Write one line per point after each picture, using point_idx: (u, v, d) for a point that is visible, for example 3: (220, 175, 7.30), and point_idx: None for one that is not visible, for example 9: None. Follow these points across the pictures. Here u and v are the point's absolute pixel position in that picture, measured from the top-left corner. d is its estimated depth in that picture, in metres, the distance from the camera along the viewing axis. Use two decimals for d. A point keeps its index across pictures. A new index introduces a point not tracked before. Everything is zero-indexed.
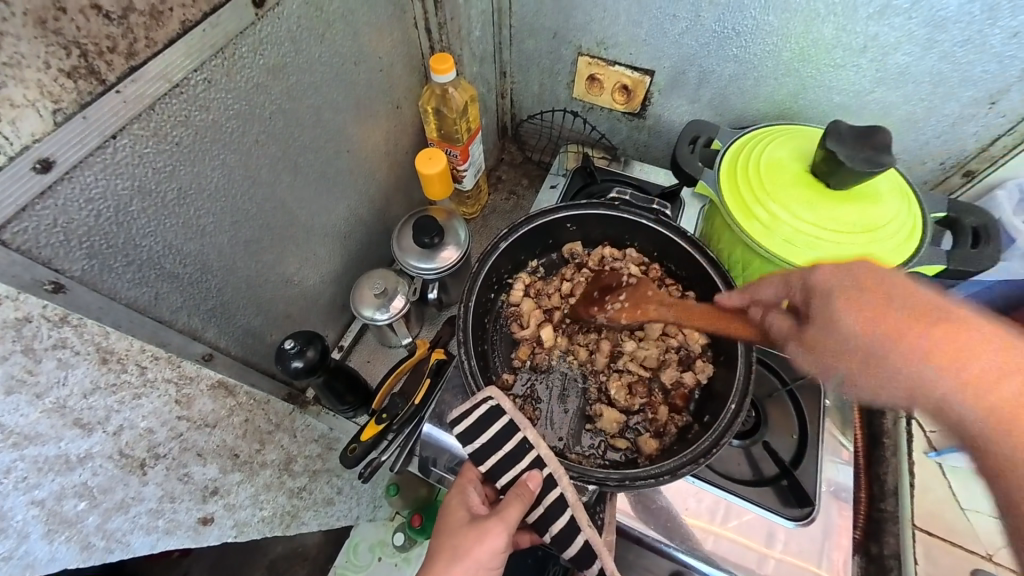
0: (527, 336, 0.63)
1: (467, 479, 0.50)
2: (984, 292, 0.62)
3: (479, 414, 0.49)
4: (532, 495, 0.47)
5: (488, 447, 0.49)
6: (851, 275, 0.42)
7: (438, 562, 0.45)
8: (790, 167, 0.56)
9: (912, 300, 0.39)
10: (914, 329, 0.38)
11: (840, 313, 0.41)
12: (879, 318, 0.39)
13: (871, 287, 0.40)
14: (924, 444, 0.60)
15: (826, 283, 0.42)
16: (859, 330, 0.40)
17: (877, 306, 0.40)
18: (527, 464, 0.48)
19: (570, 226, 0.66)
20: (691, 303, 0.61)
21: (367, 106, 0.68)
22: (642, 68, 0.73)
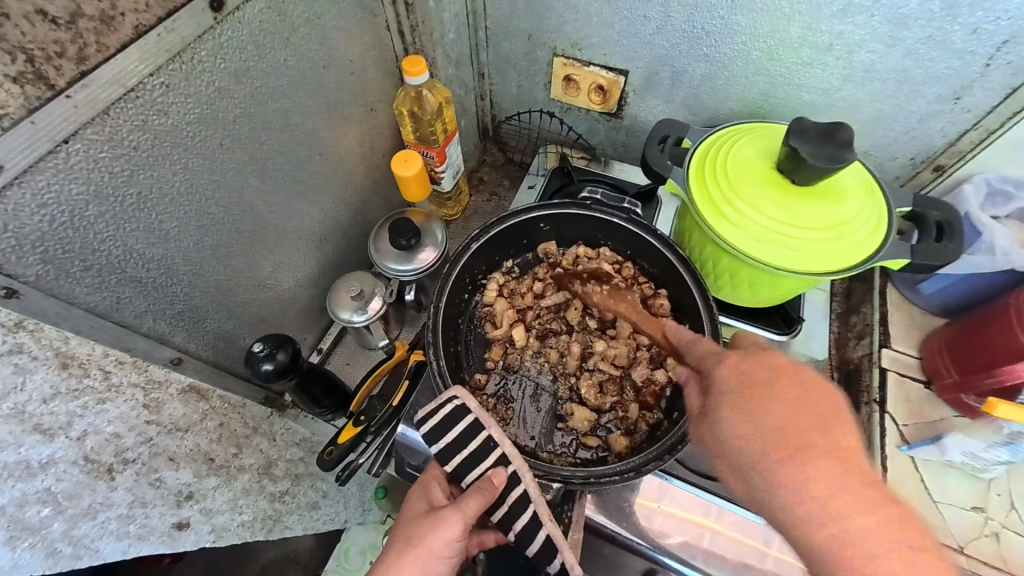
0: (500, 336, 0.63)
1: (431, 475, 0.50)
2: (950, 288, 0.61)
3: (445, 412, 0.49)
4: (495, 492, 0.47)
5: (453, 446, 0.49)
6: (767, 368, 0.43)
7: (393, 551, 0.46)
8: (758, 166, 0.56)
9: (798, 434, 0.39)
10: (808, 444, 0.38)
11: (724, 416, 0.42)
12: (781, 436, 0.39)
13: (753, 398, 0.41)
14: (896, 437, 0.58)
15: (736, 375, 0.43)
16: (760, 431, 0.40)
17: (777, 413, 0.40)
18: (492, 462, 0.48)
19: (543, 226, 0.65)
20: (663, 299, 0.61)
21: (339, 109, 0.68)
22: (616, 68, 0.73)
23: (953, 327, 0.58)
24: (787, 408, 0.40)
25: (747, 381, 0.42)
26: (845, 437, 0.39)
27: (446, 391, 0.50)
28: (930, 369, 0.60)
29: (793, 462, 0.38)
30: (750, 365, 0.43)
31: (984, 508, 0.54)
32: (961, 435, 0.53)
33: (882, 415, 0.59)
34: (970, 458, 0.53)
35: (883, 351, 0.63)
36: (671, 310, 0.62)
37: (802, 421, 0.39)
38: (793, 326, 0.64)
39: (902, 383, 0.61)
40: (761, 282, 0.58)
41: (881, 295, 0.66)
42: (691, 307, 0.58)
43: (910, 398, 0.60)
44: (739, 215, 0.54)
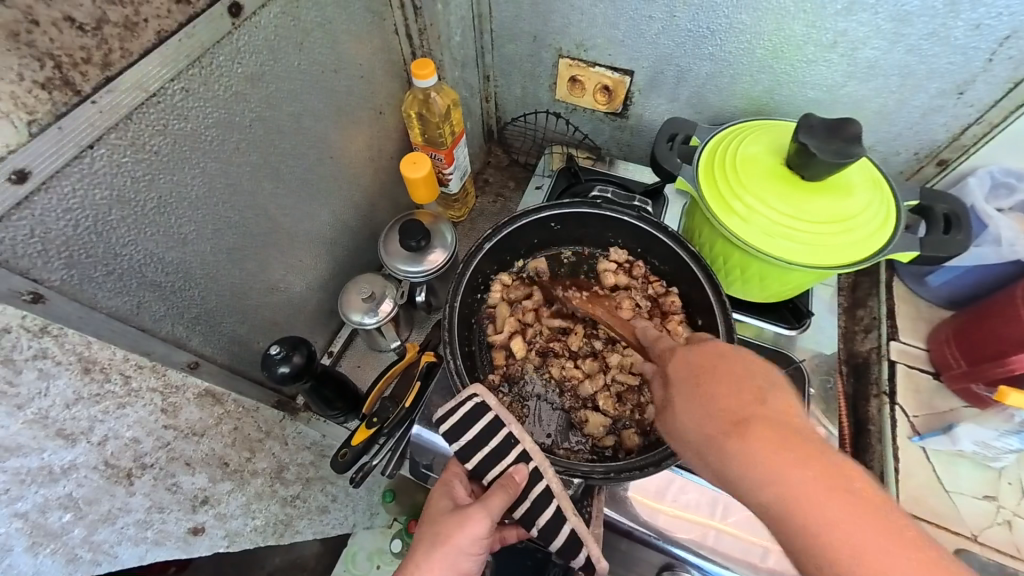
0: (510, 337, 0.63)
1: (453, 473, 0.51)
2: (956, 280, 0.62)
3: (464, 411, 0.49)
4: (517, 488, 0.47)
5: (474, 444, 0.49)
6: (712, 356, 0.41)
7: (420, 551, 0.46)
8: (765, 161, 0.57)
9: (749, 407, 0.36)
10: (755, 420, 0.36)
11: (675, 396, 0.40)
12: (734, 415, 0.36)
13: (702, 370, 0.40)
14: (907, 429, 0.58)
15: (685, 368, 0.42)
16: (707, 417, 0.37)
17: (721, 394, 0.38)
18: (513, 459, 0.49)
19: (554, 226, 0.66)
20: (675, 297, 0.61)
21: (349, 113, 0.68)
22: (622, 68, 0.74)
23: (960, 319, 0.58)
24: (735, 387, 0.38)
25: (694, 369, 0.41)
26: (790, 411, 0.36)
27: (464, 390, 0.50)
28: (938, 361, 0.60)
29: (744, 444, 0.35)
30: (699, 355, 0.42)
31: (996, 497, 0.54)
32: (971, 424, 0.53)
33: (893, 407, 0.60)
34: (982, 447, 0.53)
35: (891, 343, 0.64)
36: (683, 307, 0.62)
37: (748, 402, 0.37)
38: (802, 319, 0.65)
39: (910, 374, 0.62)
40: (771, 277, 0.59)
41: (887, 288, 0.67)
42: (703, 302, 0.58)
43: (919, 390, 0.60)
44: (749, 210, 0.55)
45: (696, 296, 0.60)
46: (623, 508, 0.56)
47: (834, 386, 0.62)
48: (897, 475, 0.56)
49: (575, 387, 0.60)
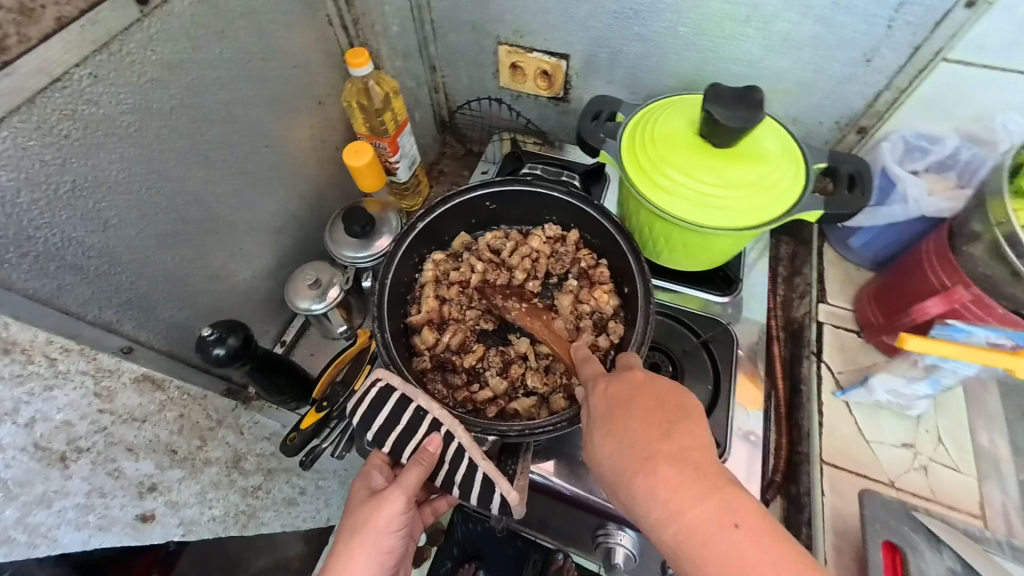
0: (440, 313, 0.61)
1: (372, 463, 0.52)
2: (875, 241, 0.63)
3: (378, 391, 0.51)
4: (432, 459, 0.49)
5: (389, 424, 0.50)
6: (628, 387, 0.45)
7: (345, 539, 0.49)
8: (682, 135, 0.57)
9: (650, 441, 0.41)
10: (648, 439, 0.41)
11: (594, 433, 0.44)
12: (638, 447, 0.41)
13: (616, 403, 0.44)
14: (832, 385, 0.59)
15: (603, 402, 0.45)
16: (620, 448, 0.42)
17: (632, 426, 0.42)
18: (426, 431, 0.50)
19: (489, 205, 0.65)
20: (602, 267, 0.61)
21: (286, 102, 0.70)
22: (558, 52, 0.76)
23: (878, 278, 0.59)
24: (642, 417, 0.43)
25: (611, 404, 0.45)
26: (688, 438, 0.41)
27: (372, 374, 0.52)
28: (863, 319, 0.61)
29: (644, 472, 0.40)
30: (617, 389, 0.45)
31: (915, 444, 0.55)
32: (885, 374, 0.53)
33: (820, 364, 0.61)
34: (895, 396, 0.54)
35: (820, 306, 0.65)
36: (610, 277, 0.62)
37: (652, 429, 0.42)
38: (733, 286, 0.65)
39: (838, 334, 0.63)
40: (695, 245, 0.59)
41: (819, 254, 0.68)
42: (626, 269, 0.58)
43: (844, 347, 0.61)
44: (671, 182, 0.55)
45: (620, 262, 0.60)
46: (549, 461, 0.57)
47: (763, 347, 0.63)
48: (820, 428, 0.56)
49: (506, 356, 0.59)
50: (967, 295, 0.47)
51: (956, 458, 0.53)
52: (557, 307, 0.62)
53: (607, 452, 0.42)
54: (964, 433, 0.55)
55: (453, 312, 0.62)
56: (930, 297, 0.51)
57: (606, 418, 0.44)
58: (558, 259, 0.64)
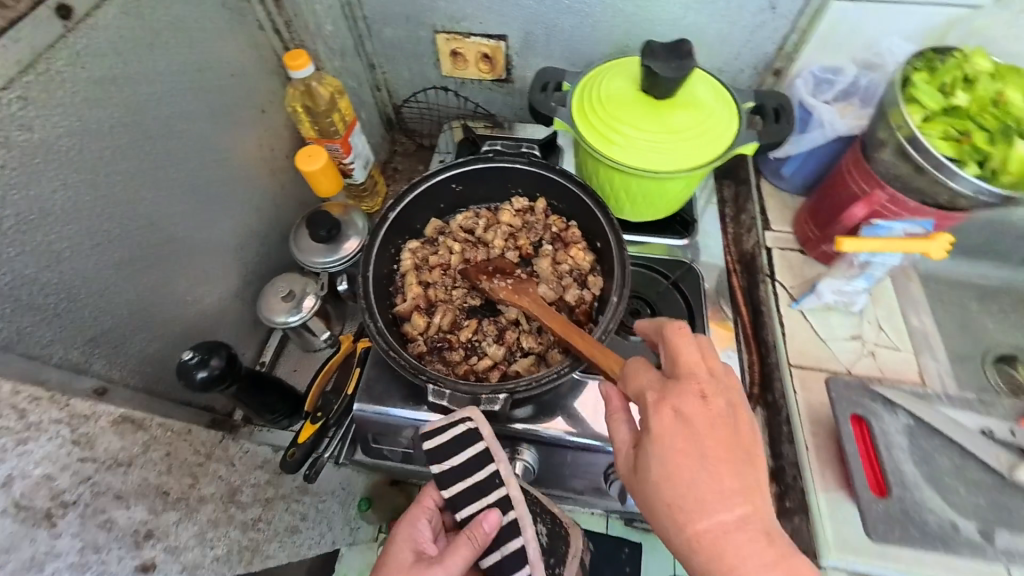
0: (425, 297, 0.60)
1: (421, 509, 0.54)
2: (802, 168, 0.70)
3: (457, 435, 0.50)
4: (483, 539, 0.49)
5: (458, 472, 0.51)
6: (699, 430, 0.40)
7: None
8: (626, 94, 0.61)
9: (719, 498, 0.39)
10: (715, 493, 0.39)
11: (650, 468, 0.41)
12: (702, 503, 0.39)
13: (684, 446, 0.40)
14: (787, 298, 0.63)
15: (667, 436, 0.40)
16: (682, 497, 0.39)
17: (699, 479, 0.39)
18: (492, 501, 0.51)
19: (455, 187, 0.66)
20: (573, 227, 0.63)
21: (228, 113, 0.67)
22: (495, 34, 0.78)
23: (811, 198, 0.66)
24: (710, 469, 0.39)
25: (677, 445, 0.40)
26: (754, 496, 0.39)
27: (457, 414, 0.51)
28: (802, 238, 0.67)
29: (706, 528, 0.38)
30: (684, 431, 0.40)
31: (862, 334, 0.60)
32: (829, 278, 0.60)
33: (773, 284, 0.65)
34: (840, 295, 0.60)
35: (766, 235, 0.70)
36: (581, 235, 0.63)
37: (720, 483, 0.39)
38: (690, 229, 0.69)
39: (784, 255, 0.68)
40: (655, 194, 0.63)
41: (756, 188, 0.74)
42: (595, 223, 0.60)
43: (792, 264, 0.67)
44: (625, 138, 0.58)
45: (588, 219, 0.61)
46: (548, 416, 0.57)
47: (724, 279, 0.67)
48: (784, 336, 0.60)
49: (498, 325, 0.59)
50: (884, 196, 0.53)
51: (896, 340, 0.59)
52: (538, 271, 0.63)
53: (665, 493, 0.40)
54: (898, 317, 0.61)
55: (439, 293, 0.61)
56: (853, 203, 0.56)
57: (671, 459, 0.40)
58: (530, 229, 0.65)
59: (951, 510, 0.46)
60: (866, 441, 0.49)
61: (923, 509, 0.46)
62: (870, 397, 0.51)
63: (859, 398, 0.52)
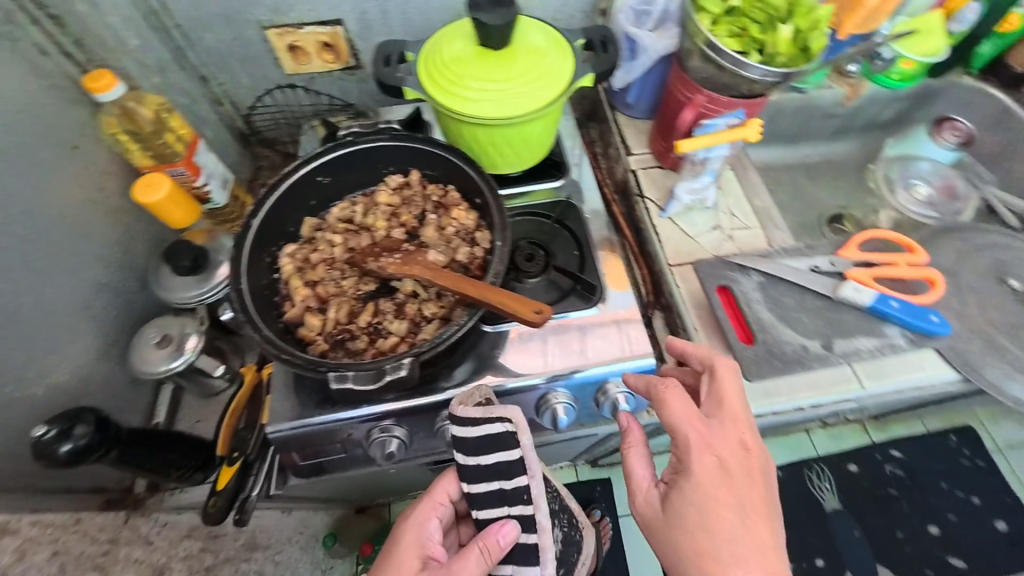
0: (313, 299, 0.52)
1: (433, 503, 0.56)
2: (642, 94, 0.75)
3: (497, 433, 0.48)
4: (495, 553, 0.49)
5: (481, 471, 0.50)
6: (735, 479, 0.44)
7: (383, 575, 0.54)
8: (469, 50, 0.59)
9: (747, 542, 0.43)
10: (743, 532, 0.43)
11: (685, 510, 0.44)
12: (732, 546, 0.42)
13: (724, 490, 0.44)
14: (655, 209, 0.68)
15: (707, 483, 0.44)
16: (714, 540, 0.43)
17: (730, 522, 0.43)
18: (509, 512, 0.50)
19: (322, 179, 0.57)
20: (451, 188, 0.57)
21: (28, 155, 0.57)
22: (329, 20, 0.75)
23: (657, 117, 0.70)
24: (741, 515, 0.43)
25: (716, 489, 0.44)
26: (771, 537, 0.44)
27: (498, 411, 0.48)
28: (658, 154, 0.72)
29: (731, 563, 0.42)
30: (721, 481, 0.44)
31: (719, 224, 0.66)
32: (682, 181, 0.64)
33: (645, 202, 0.69)
34: (694, 193, 0.65)
35: (631, 159, 0.74)
36: (461, 196, 0.57)
37: (748, 527, 0.43)
38: (562, 167, 0.69)
39: (648, 172, 0.72)
40: (523, 140, 0.63)
41: (614, 121, 0.78)
42: (469, 177, 0.55)
43: (654, 179, 0.71)
44: (481, 92, 0.57)
45: (460, 173, 0.56)
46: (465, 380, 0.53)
47: (593, 196, 0.67)
48: (661, 244, 0.64)
49: (395, 301, 0.51)
50: (704, 98, 0.59)
51: (745, 221, 0.67)
52: (424, 241, 0.55)
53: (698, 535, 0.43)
54: (743, 202, 0.69)
55: (327, 288, 0.52)
56: (682, 110, 0.62)
57: (709, 502, 0.44)
58: (410, 203, 0.58)
59: (800, 335, 0.53)
60: (731, 304, 0.57)
61: (781, 342, 0.53)
62: (728, 268, 0.58)
63: (721, 271, 0.58)
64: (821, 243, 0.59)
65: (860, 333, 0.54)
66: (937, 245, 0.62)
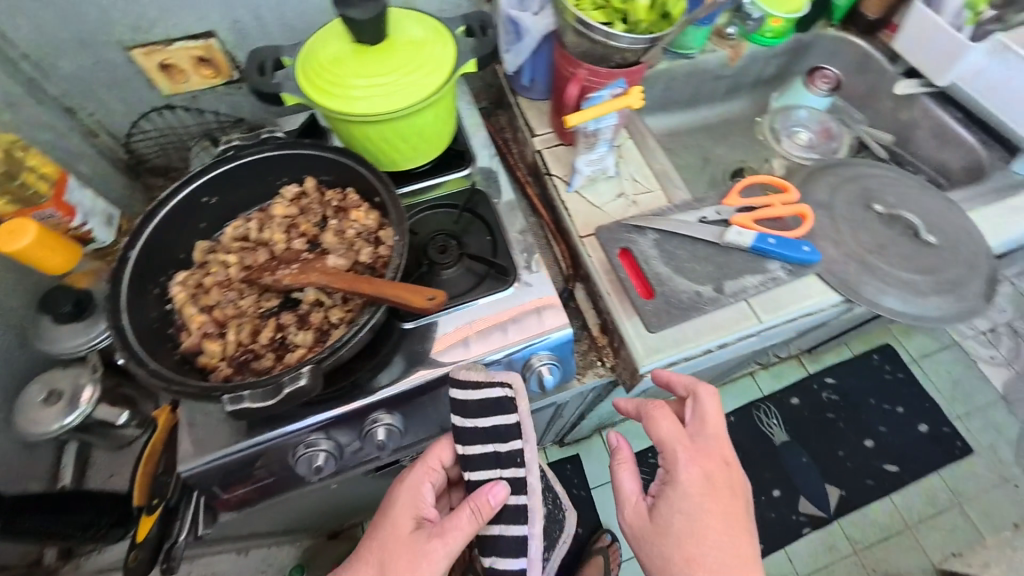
0: (213, 325, 0.49)
1: (428, 469, 0.56)
2: (536, 77, 0.75)
3: (497, 397, 0.51)
4: (488, 511, 0.50)
5: (478, 432, 0.52)
6: (716, 489, 0.52)
7: (375, 543, 0.53)
8: (347, 49, 0.57)
9: (725, 545, 0.50)
10: (722, 536, 0.50)
11: (674, 516, 0.52)
12: (712, 548, 0.50)
13: (708, 498, 0.51)
14: (562, 186, 0.70)
15: (693, 492, 0.52)
16: (697, 542, 0.50)
17: (713, 527, 0.51)
18: (497, 474, 0.52)
19: (208, 199, 0.54)
20: (348, 190, 0.55)
21: None
22: (200, 33, 0.70)
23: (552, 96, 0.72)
24: (723, 521, 0.51)
25: (701, 497, 0.51)
26: (744, 539, 0.51)
27: (499, 377, 0.51)
28: (559, 131, 0.74)
29: (710, 562, 0.50)
30: (705, 491, 0.52)
31: (623, 192, 0.69)
32: (580, 155, 0.66)
33: (553, 181, 0.71)
34: (593, 165, 0.67)
35: (536, 140, 0.75)
36: (360, 197, 0.55)
37: (727, 530, 0.51)
38: (467, 156, 0.69)
39: (553, 149, 0.73)
40: (420, 131, 0.61)
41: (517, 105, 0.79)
42: (363, 176, 0.54)
43: (560, 156, 0.73)
44: (365, 88, 0.55)
45: (354, 172, 0.54)
46: (383, 381, 0.52)
47: (499, 180, 0.68)
48: (570, 218, 0.66)
49: (300, 312, 0.50)
50: (585, 72, 0.61)
51: (647, 185, 0.70)
52: (325, 247, 0.54)
53: (683, 537, 0.51)
54: (644, 167, 0.72)
55: (227, 310, 0.50)
56: (568, 85, 0.64)
57: (697, 510, 0.51)
58: (308, 212, 0.56)
59: (694, 283, 0.57)
60: (633, 266, 0.60)
61: (677, 290, 0.57)
62: (630, 233, 0.61)
63: (619, 234, 0.61)
64: (707, 195, 0.63)
65: (746, 271, 0.58)
66: (812, 184, 0.68)
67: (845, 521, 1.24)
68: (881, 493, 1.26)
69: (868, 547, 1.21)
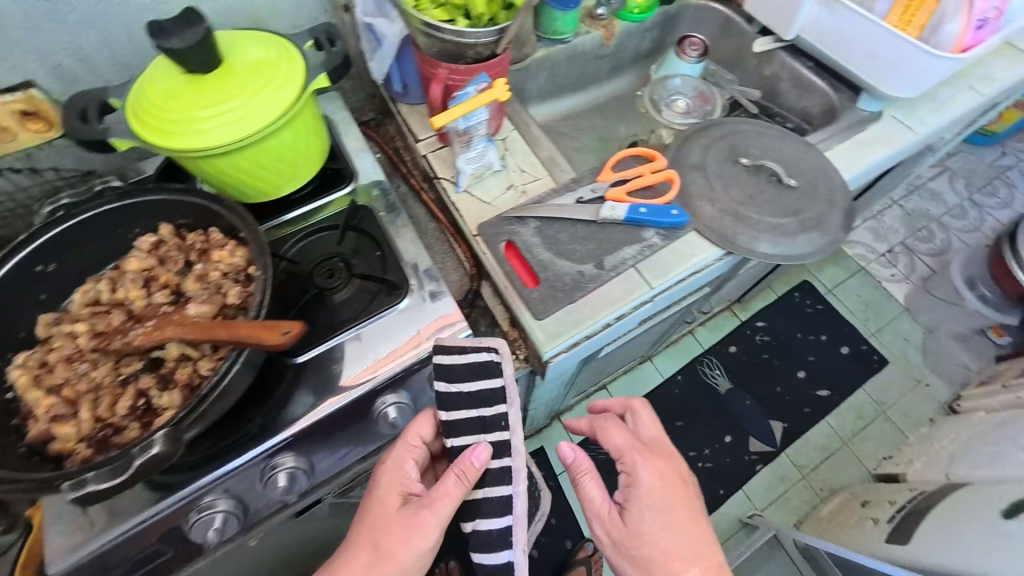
0: (65, 406, 0.44)
1: (410, 444, 0.54)
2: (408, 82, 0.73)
3: (483, 361, 0.52)
4: (473, 473, 0.49)
5: (464, 397, 0.52)
6: (672, 483, 0.58)
7: (363, 531, 0.49)
8: (180, 82, 0.52)
9: (688, 532, 0.56)
10: (686, 525, 0.56)
11: (643, 516, 0.56)
12: (678, 536, 0.55)
13: (668, 491, 0.57)
14: (451, 187, 0.68)
15: (655, 487, 0.57)
16: (666, 534, 0.55)
17: (676, 517, 0.56)
18: (475, 440, 0.51)
19: (43, 268, 0.48)
20: (209, 230, 0.51)
21: None
22: (16, 84, 0.62)
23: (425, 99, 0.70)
24: (683, 511, 0.57)
25: (663, 492, 0.57)
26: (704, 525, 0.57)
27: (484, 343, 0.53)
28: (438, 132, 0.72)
29: (679, 550, 0.55)
30: (664, 485, 0.58)
31: (512, 183, 0.69)
32: (459, 156, 0.65)
33: (441, 183, 0.69)
34: (474, 162, 0.66)
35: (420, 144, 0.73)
36: (223, 235, 0.51)
37: (688, 518, 0.57)
38: (346, 173, 0.66)
39: (438, 152, 0.72)
40: (285, 152, 0.57)
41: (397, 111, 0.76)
42: (216, 213, 0.50)
43: (445, 157, 0.71)
44: (208, 118, 0.50)
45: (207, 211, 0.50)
46: (275, 428, 0.49)
47: (386, 193, 0.65)
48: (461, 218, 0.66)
49: (164, 372, 0.46)
50: (445, 71, 0.60)
51: (533, 173, 0.71)
52: (189, 296, 0.50)
53: (654, 532, 0.55)
54: (528, 154, 0.72)
55: (79, 385, 0.45)
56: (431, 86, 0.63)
57: (661, 504, 0.56)
58: (168, 261, 0.52)
59: (575, 263, 0.59)
60: (518, 259, 0.60)
61: (560, 272, 0.58)
62: (518, 226, 0.61)
63: (502, 227, 0.62)
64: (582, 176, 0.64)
65: (625, 243, 0.60)
66: (687, 148, 0.71)
67: (792, 450, 1.34)
68: (818, 417, 1.37)
69: (814, 469, 1.32)
